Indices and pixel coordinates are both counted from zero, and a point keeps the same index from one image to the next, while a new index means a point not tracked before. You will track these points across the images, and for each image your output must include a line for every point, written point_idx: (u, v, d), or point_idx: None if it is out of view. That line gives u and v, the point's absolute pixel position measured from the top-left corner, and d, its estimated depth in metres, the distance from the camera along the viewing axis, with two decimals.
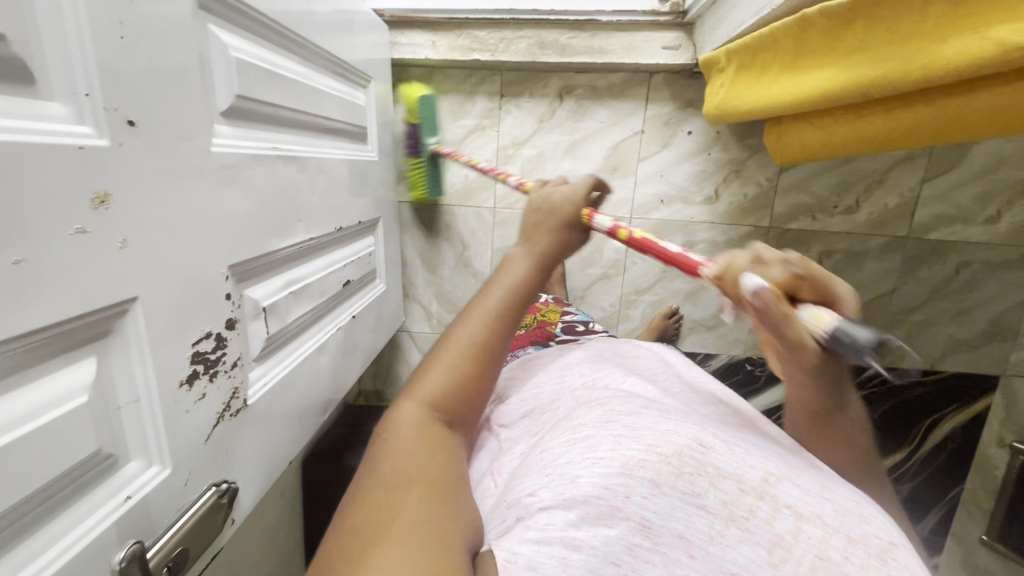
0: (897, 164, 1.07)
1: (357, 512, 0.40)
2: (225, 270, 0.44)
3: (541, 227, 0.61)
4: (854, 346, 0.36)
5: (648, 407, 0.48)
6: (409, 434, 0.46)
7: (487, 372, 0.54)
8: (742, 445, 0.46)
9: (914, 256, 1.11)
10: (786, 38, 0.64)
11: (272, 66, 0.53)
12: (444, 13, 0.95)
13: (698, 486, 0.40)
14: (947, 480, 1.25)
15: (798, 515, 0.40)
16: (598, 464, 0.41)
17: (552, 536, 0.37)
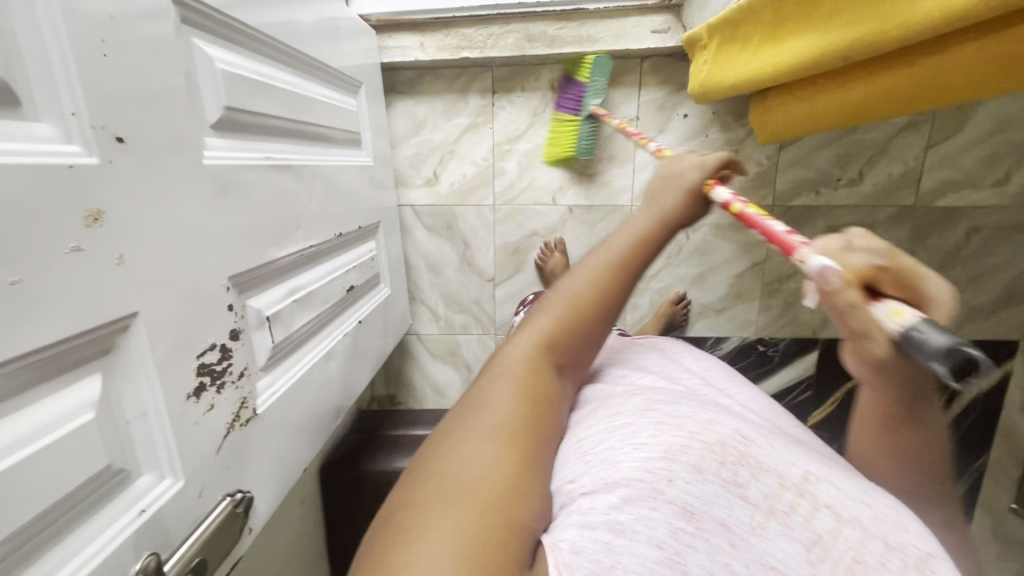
0: (899, 132, 1.05)
1: (448, 456, 0.40)
2: (225, 281, 0.44)
3: (667, 191, 0.60)
4: (922, 349, 0.33)
5: (687, 401, 0.51)
6: (507, 388, 0.46)
7: (591, 338, 0.53)
8: (781, 444, 0.48)
9: (922, 224, 1.10)
10: (764, 9, 0.64)
11: (259, 76, 0.53)
12: (430, 14, 0.95)
13: (740, 476, 0.42)
14: (972, 450, 1.23)
15: (837, 516, 0.42)
16: (639, 450, 0.43)
17: (595, 520, 0.37)
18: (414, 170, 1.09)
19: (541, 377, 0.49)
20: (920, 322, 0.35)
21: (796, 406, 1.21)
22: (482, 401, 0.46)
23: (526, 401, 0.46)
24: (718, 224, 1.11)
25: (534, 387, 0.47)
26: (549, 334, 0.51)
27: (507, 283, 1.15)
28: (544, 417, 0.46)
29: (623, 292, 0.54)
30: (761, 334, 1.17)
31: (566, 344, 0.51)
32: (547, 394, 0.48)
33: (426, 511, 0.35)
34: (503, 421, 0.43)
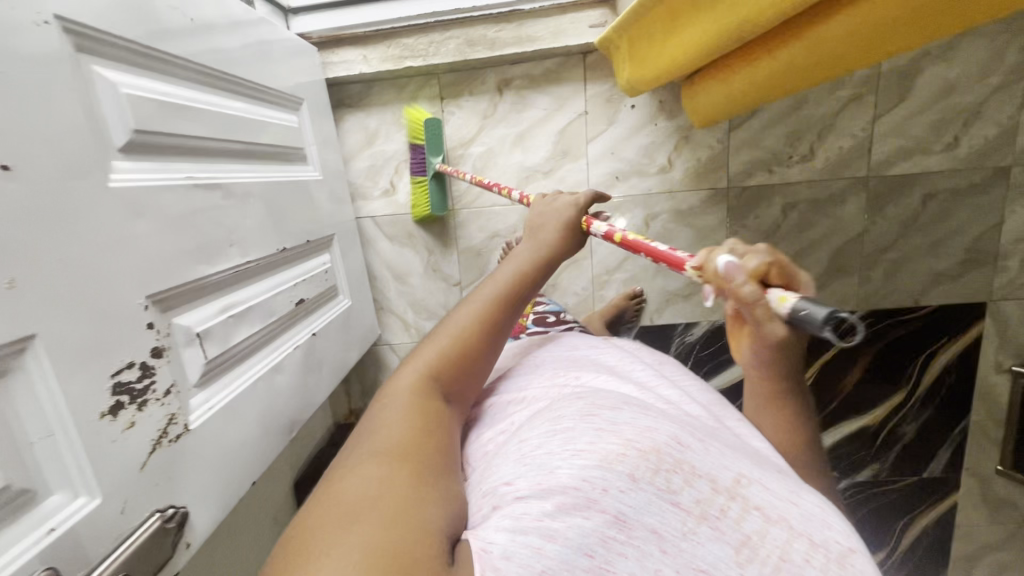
0: (845, 105, 1.06)
1: (342, 481, 0.40)
2: (143, 300, 0.45)
3: (545, 228, 0.64)
4: (811, 322, 0.35)
5: (628, 402, 0.48)
6: (399, 411, 0.47)
7: (481, 362, 0.55)
8: (717, 445, 0.46)
9: (879, 194, 1.10)
10: (657, 8, 0.68)
11: (178, 99, 0.54)
12: (370, 27, 0.96)
13: (673, 483, 0.41)
14: (954, 415, 1.23)
15: (766, 517, 0.41)
16: (578, 456, 0.41)
17: (527, 525, 0.37)
18: (371, 181, 1.10)
19: (430, 400, 0.50)
20: (801, 300, 0.36)
21: None
22: (371, 428, 0.46)
23: (416, 422, 0.47)
24: (676, 210, 1.12)
25: (424, 408, 0.49)
26: (435, 360, 0.52)
27: (473, 285, 1.16)
28: (438, 436, 0.47)
29: (509, 316, 0.57)
30: None
31: (456, 370, 0.53)
32: (438, 415, 0.49)
33: (327, 530, 0.34)
34: (394, 440, 0.44)
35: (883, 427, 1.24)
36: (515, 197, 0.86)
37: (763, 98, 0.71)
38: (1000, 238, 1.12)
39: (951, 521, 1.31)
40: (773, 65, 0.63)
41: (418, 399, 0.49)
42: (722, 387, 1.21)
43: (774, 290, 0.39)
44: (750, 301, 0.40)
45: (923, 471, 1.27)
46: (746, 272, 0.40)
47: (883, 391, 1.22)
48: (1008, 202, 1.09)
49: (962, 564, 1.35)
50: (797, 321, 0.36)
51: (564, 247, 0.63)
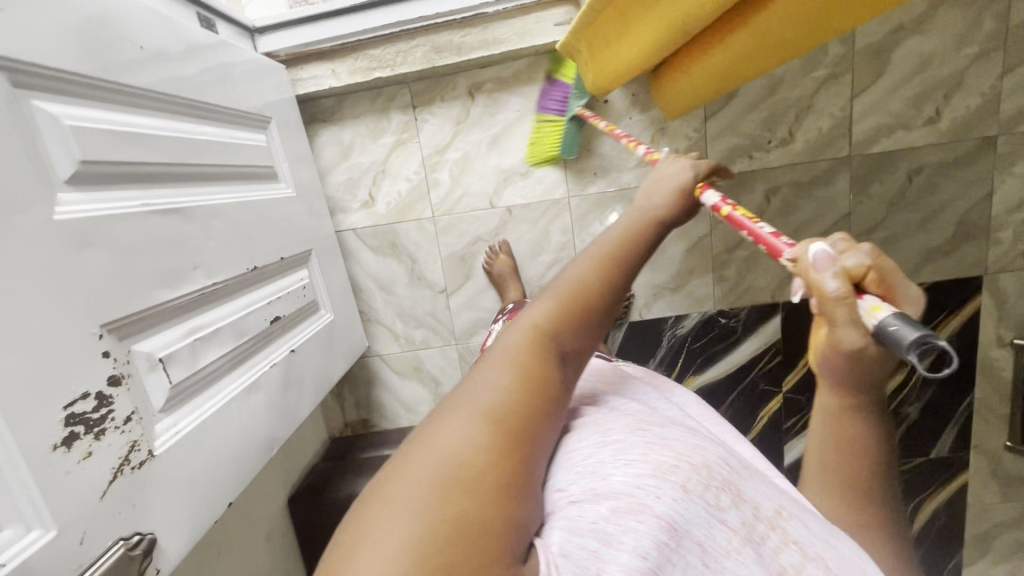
0: (822, 85, 1.04)
1: (437, 437, 0.36)
2: (97, 329, 0.45)
3: (662, 186, 0.56)
4: (896, 341, 0.33)
5: (671, 422, 0.50)
6: (507, 372, 0.40)
7: (602, 327, 0.46)
8: (759, 476, 0.49)
9: (862, 173, 1.09)
10: (608, 11, 0.71)
11: (128, 126, 0.55)
12: (336, 41, 0.97)
13: (722, 501, 0.42)
14: (957, 392, 1.20)
15: (803, 552, 0.44)
16: (632, 465, 0.42)
17: (583, 527, 0.39)
18: (350, 194, 1.11)
19: (546, 362, 0.41)
20: (892, 317, 0.34)
21: (770, 373, 1.20)
22: (473, 383, 0.40)
23: (526, 387, 0.40)
24: None
25: (538, 370, 0.41)
26: (555, 313, 0.43)
27: (459, 291, 1.15)
28: (546, 410, 0.40)
29: (633, 279, 0.48)
30: (720, 306, 1.16)
31: (577, 330, 0.44)
32: (552, 383, 0.41)
33: (417, 498, 0.33)
34: (496, 406, 0.38)
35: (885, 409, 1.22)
36: (642, 151, 0.84)
37: (725, 84, 0.72)
38: (990, 210, 1.09)
39: (962, 501, 1.28)
40: (727, 54, 0.65)
41: (531, 362, 0.41)
42: (718, 377, 1.21)
43: (869, 299, 0.37)
44: (834, 300, 0.37)
45: (930, 451, 1.24)
46: (839, 272, 0.37)
47: None
48: (996, 172, 1.07)
49: (977, 545, 1.32)
50: (880, 335, 0.35)
51: (681, 214, 0.55)
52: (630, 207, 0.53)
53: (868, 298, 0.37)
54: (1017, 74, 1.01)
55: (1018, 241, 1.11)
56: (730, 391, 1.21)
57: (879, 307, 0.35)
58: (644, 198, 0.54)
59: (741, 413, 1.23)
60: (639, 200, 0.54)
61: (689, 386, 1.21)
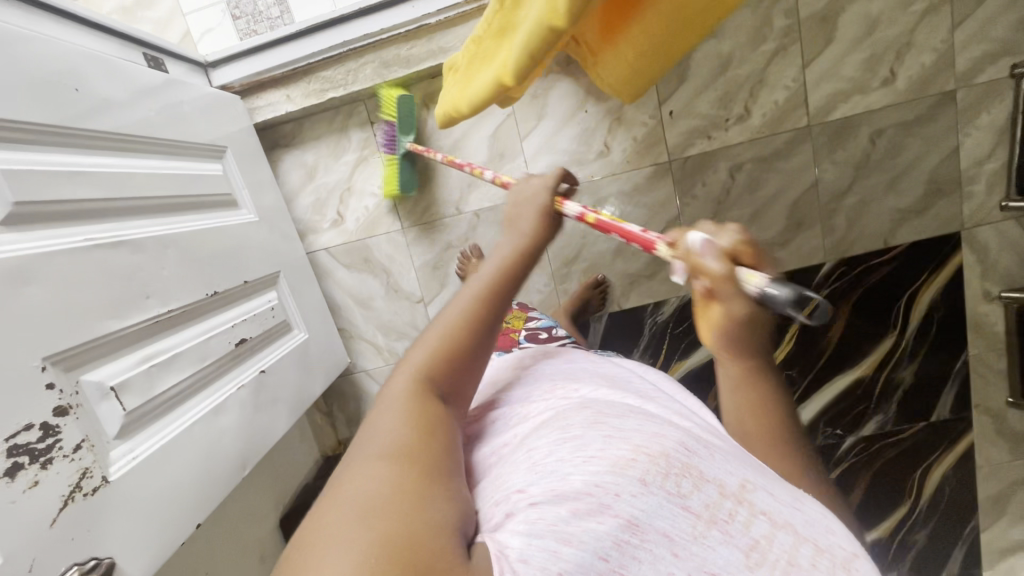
0: (772, 59, 1.04)
1: (338, 485, 0.36)
2: (40, 361, 0.47)
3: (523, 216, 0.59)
4: (779, 304, 0.36)
5: (632, 410, 0.46)
6: (395, 410, 0.41)
7: (483, 352, 0.48)
8: (717, 450, 0.44)
9: (824, 141, 1.08)
10: (493, 24, 0.72)
11: (69, 167, 0.57)
12: (287, 67, 1.00)
13: (683, 487, 0.39)
14: (951, 352, 1.18)
15: (772, 522, 0.40)
16: (588, 462, 0.38)
17: (541, 529, 0.34)
18: (319, 215, 1.13)
19: (429, 397, 0.43)
20: (768, 280, 0.37)
21: None
22: (365, 429, 0.41)
23: (413, 421, 0.40)
24: (621, 191, 1.12)
25: (421, 406, 0.42)
26: (428, 353, 0.46)
27: (436, 300, 1.16)
28: (443, 434, 0.41)
29: (501, 300, 0.50)
30: None
31: (455, 361, 0.46)
32: (440, 414, 0.43)
33: (320, 540, 0.32)
34: (385, 443, 0.39)
35: (879, 376, 1.19)
36: (490, 177, 0.82)
37: (662, 57, 0.72)
38: (959, 165, 1.08)
39: (970, 462, 1.25)
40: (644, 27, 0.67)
41: (416, 397, 0.43)
42: (705, 361, 1.20)
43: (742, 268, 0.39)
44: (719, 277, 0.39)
45: (931, 415, 1.22)
46: (721, 250, 0.40)
47: (870, 338, 1.18)
48: (959, 126, 1.06)
49: (992, 507, 1.28)
50: (762, 300, 0.38)
51: (547, 232, 0.58)
52: (502, 240, 0.55)
53: (745, 267, 0.40)
54: (967, 27, 1.01)
55: (993, 193, 1.09)
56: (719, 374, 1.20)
57: (755, 274, 0.38)
58: (504, 234, 0.57)
59: None
60: (508, 233, 0.57)
61: (676, 371, 1.21)
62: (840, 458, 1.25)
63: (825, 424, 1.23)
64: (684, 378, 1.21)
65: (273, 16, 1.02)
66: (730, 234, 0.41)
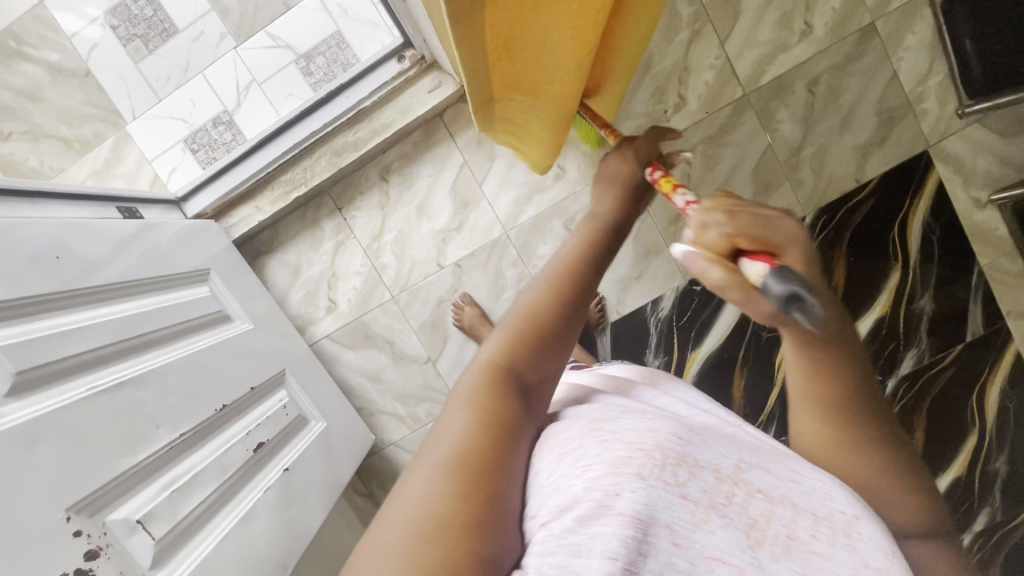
0: (689, 44, 1.08)
1: (409, 486, 0.37)
2: (64, 513, 0.51)
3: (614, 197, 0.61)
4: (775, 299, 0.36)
5: (625, 410, 0.46)
6: (471, 415, 0.42)
7: (560, 342, 0.49)
8: (712, 436, 0.46)
9: (764, 105, 1.11)
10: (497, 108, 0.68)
11: (64, 326, 0.62)
12: (250, 182, 1.07)
13: (680, 476, 0.39)
14: (962, 266, 1.15)
15: (769, 499, 0.42)
16: (586, 469, 0.39)
17: (552, 546, 0.35)
18: (312, 305, 1.17)
19: (508, 396, 0.44)
20: (765, 274, 0.37)
21: None
22: (438, 427, 0.42)
23: (486, 421, 0.41)
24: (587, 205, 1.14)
25: (496, 404, 0.43)
26: (504, 343, 0.47)
27: (443, 356, 1.18)
28: (508, 438, 0.42)
29: (587, 286, 0.51)
30: (690, 277, 1.17)
31: (532, 352, 0.47)
32: (515, 410, 0.43)
33: (385, 545, 0.34)
34: (457, 451, 0.39)
35: (898, 311, 1.16)
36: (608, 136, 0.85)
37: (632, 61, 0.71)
38: (903, 89, 1.10)
39: None
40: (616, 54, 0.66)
41: (493, 399, 0.43)
42: (719, 344, 1.18)
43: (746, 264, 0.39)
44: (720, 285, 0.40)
45: (966, 334, 1.17)
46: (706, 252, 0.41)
47: (877, 276, 1.15)
48: (890, 54, 1.08)
49: None
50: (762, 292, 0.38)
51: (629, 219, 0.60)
52: (587, 219, 0.57)
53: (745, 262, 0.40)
54: None
55: (945, 105, 1.10)
56: (738, 352, 1.18)
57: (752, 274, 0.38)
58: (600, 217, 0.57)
59: (759, 370, 1.18)
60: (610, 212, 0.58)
61: (695, 361, 1.19)
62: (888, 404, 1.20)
63: None
64: (705, 366, 1.19)
65: (227, 140, 1.10)
66: (718, 231, 0.41)
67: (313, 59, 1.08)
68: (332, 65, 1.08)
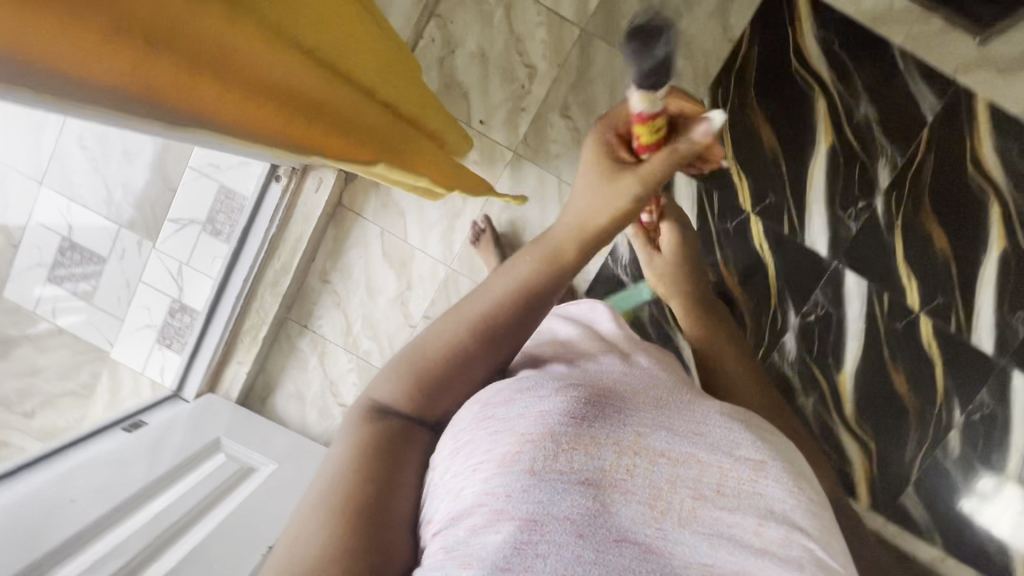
0: (509, 19, 1.10)
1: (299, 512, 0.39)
2: None
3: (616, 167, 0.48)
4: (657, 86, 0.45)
5: (524, 386, 0.45)
6: (374, 446, 0.43)
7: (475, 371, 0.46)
8: (620, 400, 0.45)
9: (606, 28, 1.10)
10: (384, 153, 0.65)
11: (97, 554, 0.70)
12: (220, 345, 1.20)
13: (574, 462, 0.40)
14: (881, 60, 1.08)
15: (670, 461, 0.42)
16: (477, 471, 0.40)
17: (442, 559, 0.37)
18: (330, 417, 1.25)
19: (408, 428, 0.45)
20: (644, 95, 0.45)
21: (725, 212, 1.14)
22: (340, 444, 0.43)
23: (385, 459, 0.42)
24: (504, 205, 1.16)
25: (394, 440, 0.44)
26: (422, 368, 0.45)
27: None
28: (401, 477, 0.43)
29: (491, 336, 0.46)
30: None
31: (445, 387, 0.46)
32: (406, 441, 0.45)
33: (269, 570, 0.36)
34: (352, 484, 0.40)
35: (842, 133, 1.10)
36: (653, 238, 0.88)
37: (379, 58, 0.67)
38: None
39: (1011, 118, 1.07)
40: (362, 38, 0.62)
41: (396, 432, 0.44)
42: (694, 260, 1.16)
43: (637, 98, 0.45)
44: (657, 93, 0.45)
45: (925, 117, 1.08)
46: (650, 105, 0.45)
47: (801, 112, 1.10)
48: None
49: None
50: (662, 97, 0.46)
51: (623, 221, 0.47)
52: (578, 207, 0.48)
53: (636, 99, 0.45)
54: None
55: None
56: (715, 257, 1.15)
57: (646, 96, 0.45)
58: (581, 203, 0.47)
59: (744, 262, 1.15)
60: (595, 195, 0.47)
61: None
62: (889, 223, 1.11)
63: (842, 208, 1.12)
64: None
65: (187, 321, 1.21)
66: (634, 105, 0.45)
67: (215, 219, 1.17)
68: (229, 215, 1.17)
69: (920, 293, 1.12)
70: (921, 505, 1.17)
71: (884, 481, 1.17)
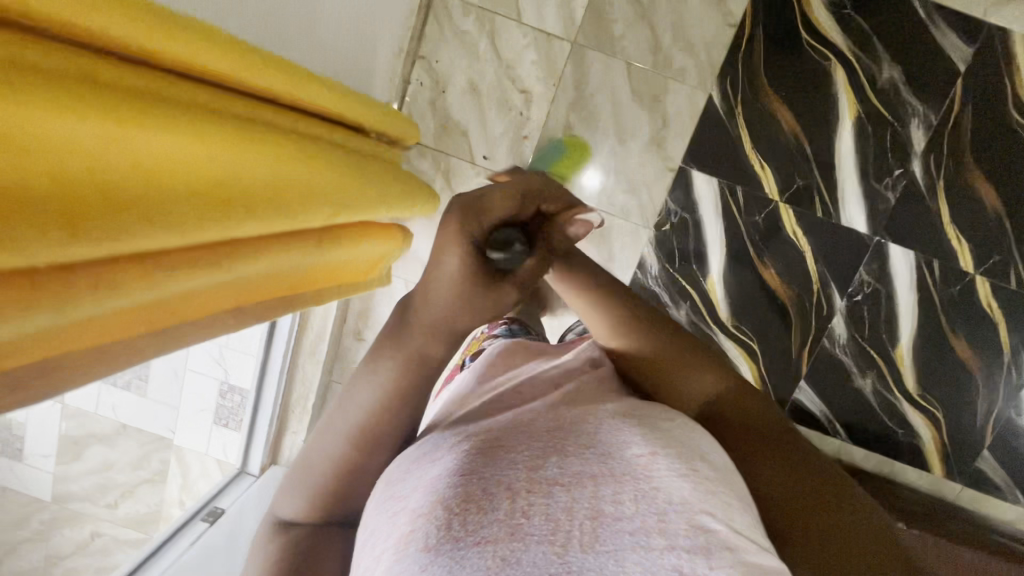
0: (496, 49, 1.06)
1: None
2: None
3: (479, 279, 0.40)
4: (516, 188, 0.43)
5: (422, 448, 0.39)
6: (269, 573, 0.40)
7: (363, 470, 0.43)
8: (511, 435, 0.38)
9: (597, 37, 1.05)
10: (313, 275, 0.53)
11: None
12: (272, 418, 1.23)
13: (469, 524, 0.31)
14: (899, 15, 0.99)
15: (565, 486, 0.34)
16: (378, 563, 0.33)
17: None
18: None
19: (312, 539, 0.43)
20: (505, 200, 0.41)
21: (751, 205, 1.09)
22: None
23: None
24: None
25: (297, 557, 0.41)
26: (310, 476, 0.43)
27: None
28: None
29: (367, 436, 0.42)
30: (657, 223, 1.12)
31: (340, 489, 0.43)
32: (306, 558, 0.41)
33: None
34: None
35: (867, 102, 1.03)
36: None
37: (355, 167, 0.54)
38: None
39: None
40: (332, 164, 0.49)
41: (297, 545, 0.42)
42: (725, 260, 1.12)
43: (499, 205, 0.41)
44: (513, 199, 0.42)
45: (956, 69, 1.00)
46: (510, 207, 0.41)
47: (819, 86, 1.03)
48: None
49: None
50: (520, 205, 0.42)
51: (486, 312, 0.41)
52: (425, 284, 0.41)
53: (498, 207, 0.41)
54: None
55: None
56: (747, 252, 1.11)
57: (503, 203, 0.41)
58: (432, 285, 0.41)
59: (782, 252, 1.10)
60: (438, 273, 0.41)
61: (716, 286, 1.13)
62: (930, 185, 1.04)
63: (878, 180, 1.05)
64: (727, 283, 1.13)
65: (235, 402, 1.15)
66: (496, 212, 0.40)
67: None
68: None
69: (973, 255, 1.06)
70: (1000, 468, 1.13)
71: (958, 451, 1.14)
